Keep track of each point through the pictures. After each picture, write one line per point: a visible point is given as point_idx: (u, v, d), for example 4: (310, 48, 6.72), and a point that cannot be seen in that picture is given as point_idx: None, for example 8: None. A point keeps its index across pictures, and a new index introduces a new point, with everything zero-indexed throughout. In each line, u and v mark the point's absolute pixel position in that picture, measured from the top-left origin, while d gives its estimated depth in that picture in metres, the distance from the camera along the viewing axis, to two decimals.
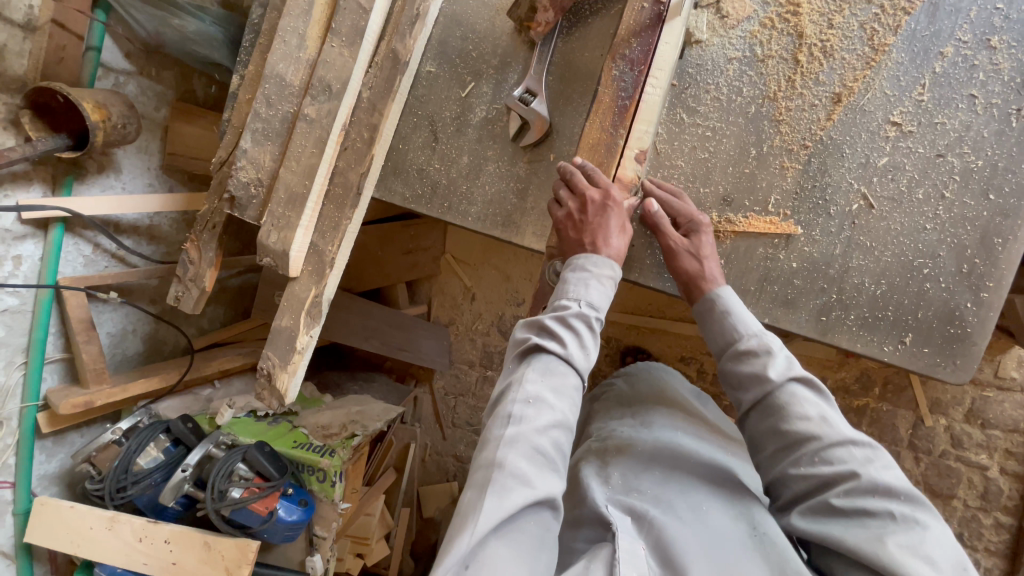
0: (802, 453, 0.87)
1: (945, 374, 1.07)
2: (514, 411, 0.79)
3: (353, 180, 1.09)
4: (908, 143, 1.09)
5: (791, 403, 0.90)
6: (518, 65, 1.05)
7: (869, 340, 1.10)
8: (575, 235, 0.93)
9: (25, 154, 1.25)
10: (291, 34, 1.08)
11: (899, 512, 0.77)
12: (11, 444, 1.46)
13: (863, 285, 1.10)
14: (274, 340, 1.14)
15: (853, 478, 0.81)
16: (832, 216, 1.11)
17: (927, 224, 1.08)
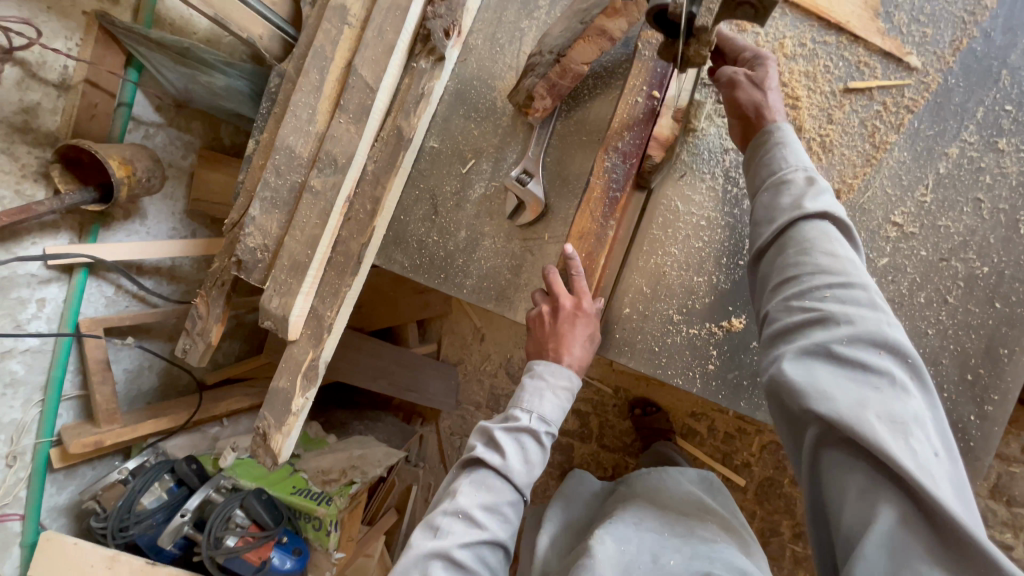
0: (808, 297, 0.76)
1: None
2: (441, 525, 0.81)
3: (354, 250, 1.12)
4: (910, 245, 1.06)
5: (812, 247, 0.78)
6: (518, 145, 1.07)
7: None
8: (541, 336, 0.95)
9: (52, 208, 1.33)
10: (302, 109, 1.12)
11: (898, 377, 0.69)
12: (23, 477, 1.52)
13: None
14: (272, 400, 1.17)
15: (870, 333, 0.71)
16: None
17: (929, 329, 1.04)
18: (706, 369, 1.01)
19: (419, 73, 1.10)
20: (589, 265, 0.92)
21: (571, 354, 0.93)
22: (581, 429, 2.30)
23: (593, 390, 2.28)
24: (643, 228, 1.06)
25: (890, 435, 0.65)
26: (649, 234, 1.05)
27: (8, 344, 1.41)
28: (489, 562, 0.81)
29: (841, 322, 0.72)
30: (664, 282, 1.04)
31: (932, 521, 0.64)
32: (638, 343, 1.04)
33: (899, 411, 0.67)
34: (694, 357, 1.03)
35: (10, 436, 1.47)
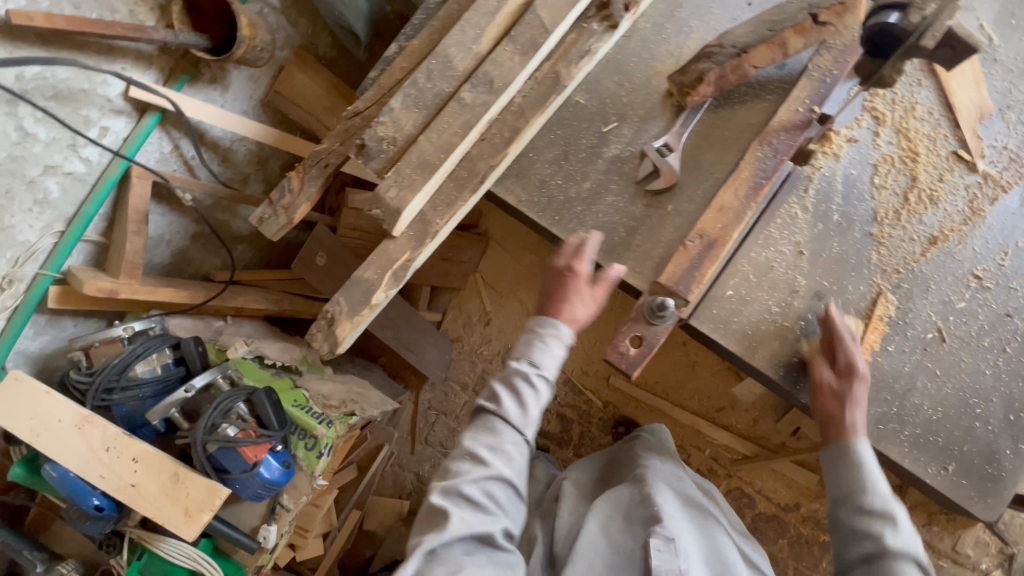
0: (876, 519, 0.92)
1: (976, 510, 0.99)
2: (456, 465, 0.99)
3: (481, 168, 1.15)
4: (984, 298, 1.06)
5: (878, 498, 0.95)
6: (661, 122, 1.16)
7: (915, 459, 1.01)
8: (564, 303, 1.10)
9: (164, 39, 1.28)
10: (471, 27, 1.16)
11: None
12: (9, 307, 1.35)
13: (922, 407, 1.02)
14: (351, 288, 1.15)
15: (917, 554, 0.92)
16: (908, 337, 1.04)
17: (987, 368, 1.04)
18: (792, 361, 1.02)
19: (589, 32, 1.17)
20: (721, 237, 0.98)
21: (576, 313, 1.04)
22: (561, 434, 2.33)
23: (583, 399, 2.32)
24: (765, 222, 1.08)
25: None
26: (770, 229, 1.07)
27: (57, 160, 1.31)
28: (498, 497, 0.97)
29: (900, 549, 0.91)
30: (769, 276, 1.06)
31: None
32: (734, 324, 1.05)
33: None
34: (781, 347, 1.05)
35: (17, 257, 1.32)
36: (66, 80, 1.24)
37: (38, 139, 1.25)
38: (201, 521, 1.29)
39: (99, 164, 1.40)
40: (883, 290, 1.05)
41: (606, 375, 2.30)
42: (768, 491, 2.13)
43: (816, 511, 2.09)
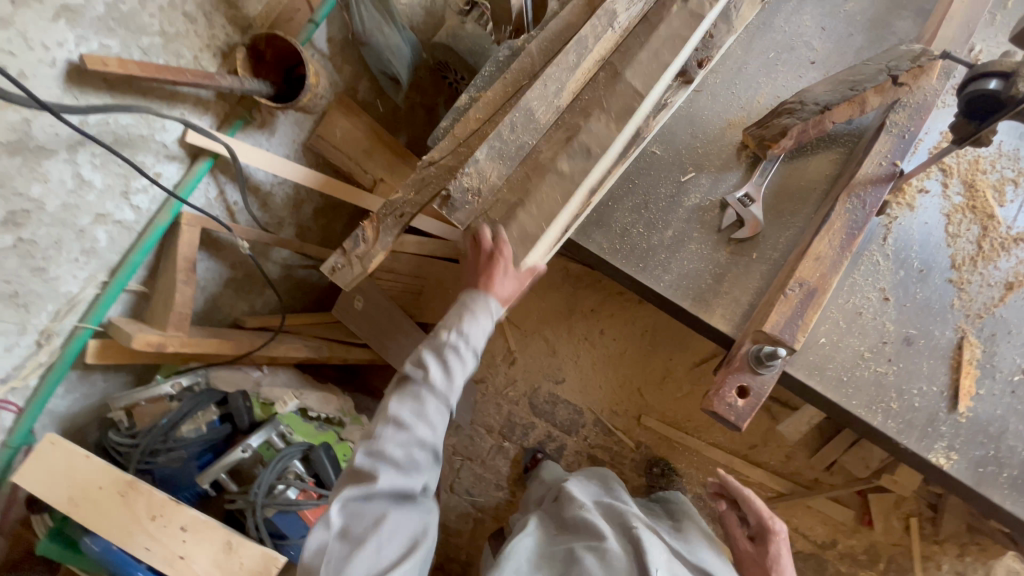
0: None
1: None
2: (385, 426, 1.05)
3: (565, 218, 1.16)
4: None
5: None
6: (737, 172, 1.20)
7: (1017, 500, 0.99)
8: (477, 274, 1.18)
9: (231, 86, 1.26)
10: (551, 80, 1.17)
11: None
12: (42, 363, 1.25)
13: (1018, 448, 1.00)
14: (436, 340, 1.12)
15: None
16: (996, 380, 1.03)
17: None
18: (890, 408, 1.02)
19: (664, 87, 1.21)
20: (820, 286, 1.00)
21: (500, 289, 1.16)
22: None
23: (614, 439, 2.30)
24: (848, 270, 1.10)
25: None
26: (854, 277, 1.09)
27: (108, 208, 1.24)
28: (419, 458, 1.06)
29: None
30: (860, 322, 1.07)
31: None
32: (830, 369, 1.05)
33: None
34: (875, 395, 1.05)
35: (57, 311, 1.23)
36: (127, 127, 1.19)
37: (93, 186, 1.19)
38: None
39: (148, 210, 1.33)
40: (968, 333, 1.05)
41: (636, 414, 2.29)
42: (805, 528, 2.13)
43: (852, 546, 2.11)
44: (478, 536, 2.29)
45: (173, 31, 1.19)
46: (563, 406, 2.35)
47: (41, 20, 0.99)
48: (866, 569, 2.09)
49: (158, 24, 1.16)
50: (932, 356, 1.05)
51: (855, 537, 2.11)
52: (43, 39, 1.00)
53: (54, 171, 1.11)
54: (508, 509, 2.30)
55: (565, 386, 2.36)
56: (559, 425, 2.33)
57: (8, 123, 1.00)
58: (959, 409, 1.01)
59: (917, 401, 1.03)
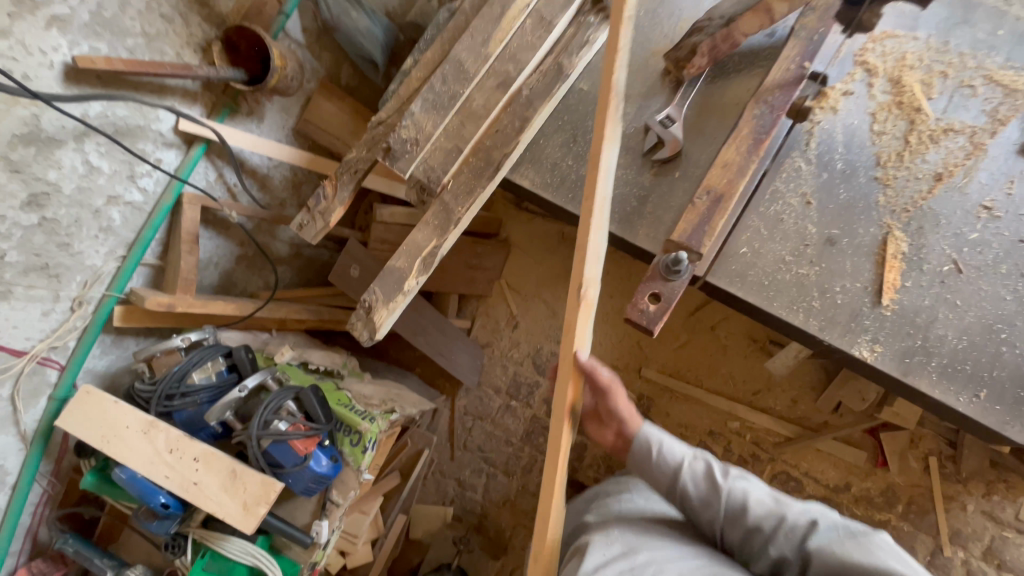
0: (717, 498, 1.09)
1: (1017, 435, 0.97)
2: None
3: (496, 157, 1.25)
4: (997, 226, 1.04)
5: (714, 486, 1.10)
6: (661, 96, 1.24)
7: (946, 389, 1.00)
8: None
9: (207, 74, 1.43)
10: (479, 32, 1.25)
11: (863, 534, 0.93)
12: (78, 328, 1.49)
13: (947, 337, 1.01)
14: (385, 278, 1.24)
15: (784, 517, 1.03)
16: (923, 272, 1.04)
17: (1009, 295, 1.01)
18: (810, 306, 1.05)
19: (586, 25, 1.27)
20: (727, 192, 1.03)
21: None
22: None
23: None
24: (768, 178, 1.12)
25: (860, 556, 0.90)
26: (775, 185, 1.11)
27: (118, 190, 1.46)
28: None
29: (788, 551, 1.00)
30: (781, 227, 1.09)
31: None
32: (750, 276, 1.09)
33: (874, 555, 0.89)
34: (798, 296, 1.08)
35: (85, 281, 1.47)
36: (125, 117, 1.40)
37: (102, 171, 1.41)
38: (257, 514, 1.36)
39: (153, 192, 1.55)
40: (893, 228, 1.06)
41: (636, 368, 2.30)
42: (816, 472, 2.08)
43: (868, 489, 2.03)
44: (491, 490, 2.38)
45: (152, 32, 1.39)
46: None
47: (36, 29, 1.20)
48: (885, 512, 2.00)
49: (139, 26, 1.36)
50: (856, 253, 1.07)
51: (871, 480, 2.02)
52: (40, 46, 1.21)
53: (66, 158, 1.33)
54: (517, 464, 2.37)
55: None
56: None
57: (19, 118, 1.22)
58: (883, 301, 1.03)
59: (839, 298, 1.05)
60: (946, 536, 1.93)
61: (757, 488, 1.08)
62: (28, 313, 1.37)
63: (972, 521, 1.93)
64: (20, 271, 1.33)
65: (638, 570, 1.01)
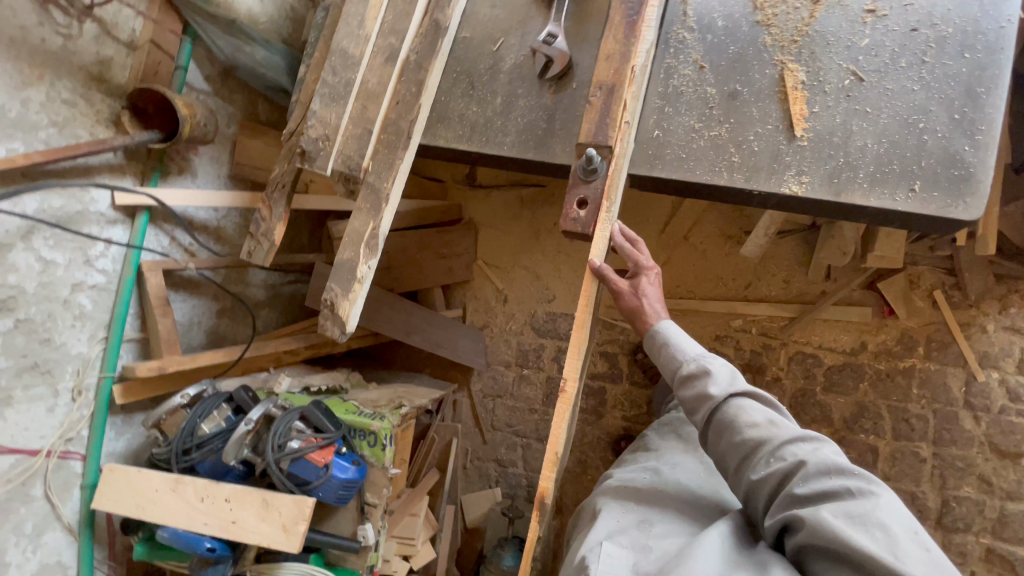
0: (702, 404, 1.11)
1: (959, 214, 0.96)
2: None
3: (404, 126, 1.27)
4: (885, 25, 1.05)
5: (704, 395, 1.11)
6: (539, 18, 1.27)
7: (880, 194, 1.00)
8: None
9: (124, 144, 1.48)
10: (352, 18, 1.30)
11: (855, 489, 0.88)
12: (86, 416, 1.55)
13: (867, 146, 1.02)
14: (338, 273, 1.27)
15: (768, 443, 1.01)
16: (828, 93, 1.05)
17: (914, 85, 1.02)
18: (730, 162, 1.06)
19: None
20: (617, 80, 1.05)
21: None
22: (610, 371, 2.34)
23: (617, 330, 2.33)
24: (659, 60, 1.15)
25: (846, 522, 0.84)
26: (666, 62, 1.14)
27: (79, 277, 1.51)
28: None
29: (766, 473, 0.98)
30: (681, 99, 1.12)
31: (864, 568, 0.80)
32: (668, 153, 1.10)
33: (853, 517, 0.84)
34: (717, 157, 1.09)
35: (77, 370, 1.52)
36: (61, 206, 1.45)
37: (57, 263, 1.46)
38: (298, 532, 1.40)
39: (114, 270, 1.60)
40: (786, 64, 1.07)
41: None
42: (828, 342, 2.08)
43: (884, 341, 2.02)
44: (530, 460, 2.41)
45: (61, 119, 1.43)
46: (562, 318, 2.42)
47: None
48: (908, 358, 1.99)
49: (47, 118, 1.39)
50: (760, 99, 1.08)
51: (884, 331, 2.02)
52: None
53: (20, 259, 1.38)
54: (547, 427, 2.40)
55: (558, 302, 2.42)
56: (564, 337, 2.39)
57: None
58: (796, 134, 1.04)
59: (756, 145, 1.06)
60: (975, 362, 1.92)
61: (757, 414, 1.05)
62: (33, 414, 1.43)
63: (997, 340, 1.91)
64: (13, 375, 1.38)
65: (652, 541, 1.05)
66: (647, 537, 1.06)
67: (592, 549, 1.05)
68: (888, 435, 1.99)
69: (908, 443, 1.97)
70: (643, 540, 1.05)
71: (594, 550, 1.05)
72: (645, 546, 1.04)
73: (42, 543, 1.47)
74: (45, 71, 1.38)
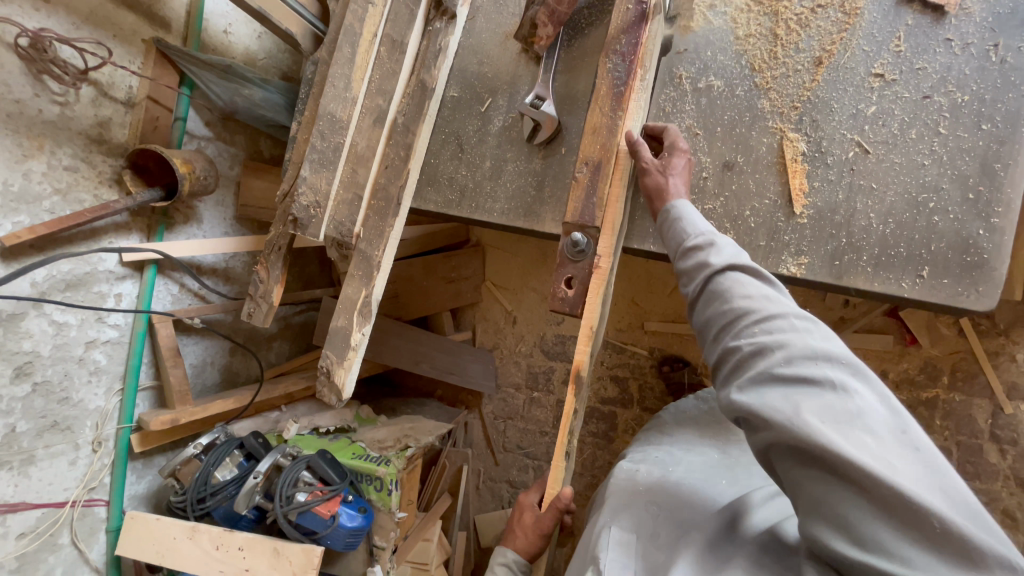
0: (696, 275, 0.88)
1: (970, 304, 1.04)
2: None
3: (393, 193, 1.26)
4: (893, 90, 1.11)
5: (699, 266, 0.88)
6: (528, 78, 1.26)
7: (886, 279, 1.09)
8: None
9: (127, 206, 1.50)
10: (338, 79, 1.26)
11: (841, 382, 0.67)
12: (107, 464, 1.62)
13: (872, 226, 1.10)
14: (332, 340, 1.27)
15: (754, 314, 0.78)
16: (830, 166, 1.13)
17: (925, 161, 1.08)
18: (725, 239, 1.17)
19: (435, 33, 1.25)
20: (604, 157, 1.01)
21: None
22: (620, 395, 2.32)
23: (627, 354, 2.29)
24: (651, 125, 1.25)
25: (823, 417, 0.64)
26: (658, 127, 1.24)
27: (92, 334, 1.56)
28: None
29: (744, 346, 0.76)
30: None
31: (845, 478, 0.62)
32: None
33: (835, 418, 0.64)
34: (712, 232, 1.20)
35: (96, 423, 1.59)
36: (70, 270, 1.49)
37: (70, 324, 1.51)
38: None
39: (125, 323, 1.65)
40: (785, 132, 1.15)
41: (639, 324, 2.28)
42: None
43: (905, 370, 1.93)
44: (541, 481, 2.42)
45: (64, 185, 1.45)
46: (572, 341, 2.38)
47: None
48: (930, 388, 1.90)
49: (50, 186, 1.42)
50: (758, 169, 1.17)
51: (906, 360, 1.93)
52: None
53: (34, 326, 1.43)
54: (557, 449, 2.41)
55: (567, 325, 2.38)
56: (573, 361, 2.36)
57: None
58: (796, 213, 1.13)
59: (753, 220, 1.16)
60: (1002, 394, 1.81)
61: (752, 285, 0.81)
62: (57, 468, 1.51)
63: None
64: (34, 435, 1.45)
65: (664, 520, 0.96)
66: (661, 517, 0.97)
67: (600, 534, 0.97)
68: None
69: None
70: (654, 520, 0.97)
71: (601, 535, 0.96)
72: (655, 533, 0.94)
73: None
74: (44, 141, 1.40)
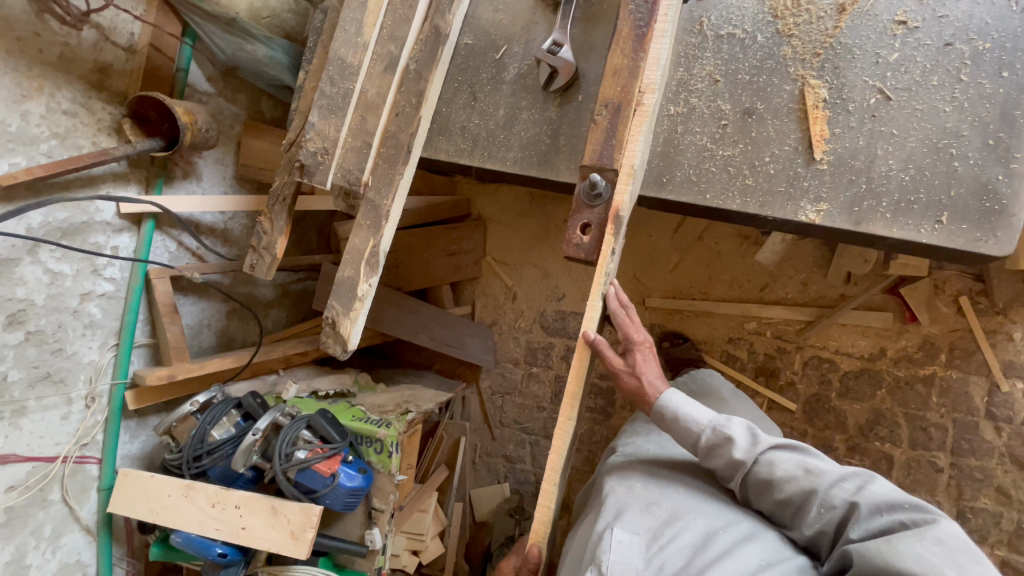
0: (737, 471, 1.02)
1: (988, 249, 1.04)
2: None
3: (404, 140, 1.23)
4: (915, 37, 1.11)
5: (730, 462, 1.02)
6: (544, 24, 1.24)
7: (904, 225, 1.09)
8: None
9: (126, 153, 1.46)
10: (350, 23, 1.24)
11: (909, 521, 0.82)
12: (100, 421, 1.59)
13: (892, 171, 1.10)
14: (338, 290, 1.25)
15: (814, 492, 0.93)
16: (851, 112, 1.14)
17: (946, 106, 1.09)
18: (744, 186, 1.17)
19: None
20: (624, 99, 1.00)
21: None
22: None
23: None
24: (669, 75, 1.25)
25: (908, 553, 0.77)
26: (676, 76, 1.24)
27: (88, 287, 1.53)
28: None
29: (813, 525, 0.93)
30: (693, 117, 1.22)
31: None
32: (678, 175, 1.21)
33: (919, 553, 0.76)
34: (731, 178, 1.19)
35: (90, 378, 1.55)
36: (66, 218, 1.45)
37: (65, 274, 1.47)
38: (306, 539, 1.42)
39: (122, 278, 1.61)
40: (807, 79, 1.16)
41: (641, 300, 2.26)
42: (846, 347, 2.00)
43: (904, 348, 1.93)
44: (538, 457, 2.41)
45: (62, 130, 1.41)
46: (573, 317, 2.36)
47: None
48: (928, 365, 1.90)
49: (47, 129, 1.38)
50: (778, 117, 1.17)
51: (905, 338, 1.93)
52: None
53: (29, 272, 1.39)
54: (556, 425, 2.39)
55: (568, 301, 2.36)
56: (573, 336, 2.34)
57: None
58: (816, 156, 1.14)
59: (772, 167, 1.16)
60: (999, 371, 1.82)
61: (792, 462, 0.97)
62: (49, 421, 1.47)
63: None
64: (27, 386, 1.41)
65: (664, 524, 1.00)
66: (661, 521, 1.01)
67: (604, 535, 1.00)
68: (904, 444, 1.92)
69: (924, 452, 1.90)
70: (657, 524, 1.00)
71: (604, 535, 1.00)
72: (657, 532, 0.98)
73: (61, 544, 1.52)
74: (43, 82, 1.37)
